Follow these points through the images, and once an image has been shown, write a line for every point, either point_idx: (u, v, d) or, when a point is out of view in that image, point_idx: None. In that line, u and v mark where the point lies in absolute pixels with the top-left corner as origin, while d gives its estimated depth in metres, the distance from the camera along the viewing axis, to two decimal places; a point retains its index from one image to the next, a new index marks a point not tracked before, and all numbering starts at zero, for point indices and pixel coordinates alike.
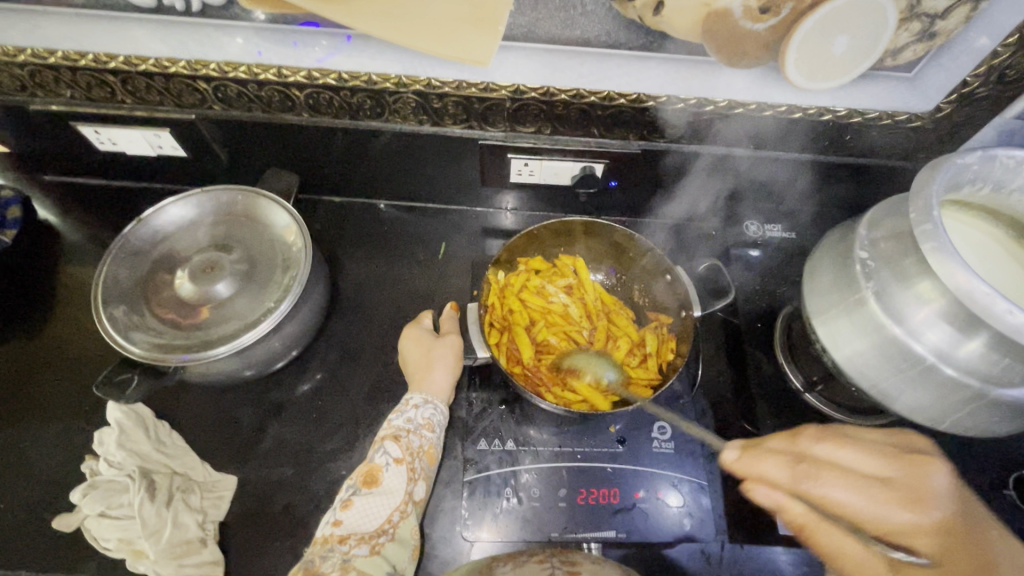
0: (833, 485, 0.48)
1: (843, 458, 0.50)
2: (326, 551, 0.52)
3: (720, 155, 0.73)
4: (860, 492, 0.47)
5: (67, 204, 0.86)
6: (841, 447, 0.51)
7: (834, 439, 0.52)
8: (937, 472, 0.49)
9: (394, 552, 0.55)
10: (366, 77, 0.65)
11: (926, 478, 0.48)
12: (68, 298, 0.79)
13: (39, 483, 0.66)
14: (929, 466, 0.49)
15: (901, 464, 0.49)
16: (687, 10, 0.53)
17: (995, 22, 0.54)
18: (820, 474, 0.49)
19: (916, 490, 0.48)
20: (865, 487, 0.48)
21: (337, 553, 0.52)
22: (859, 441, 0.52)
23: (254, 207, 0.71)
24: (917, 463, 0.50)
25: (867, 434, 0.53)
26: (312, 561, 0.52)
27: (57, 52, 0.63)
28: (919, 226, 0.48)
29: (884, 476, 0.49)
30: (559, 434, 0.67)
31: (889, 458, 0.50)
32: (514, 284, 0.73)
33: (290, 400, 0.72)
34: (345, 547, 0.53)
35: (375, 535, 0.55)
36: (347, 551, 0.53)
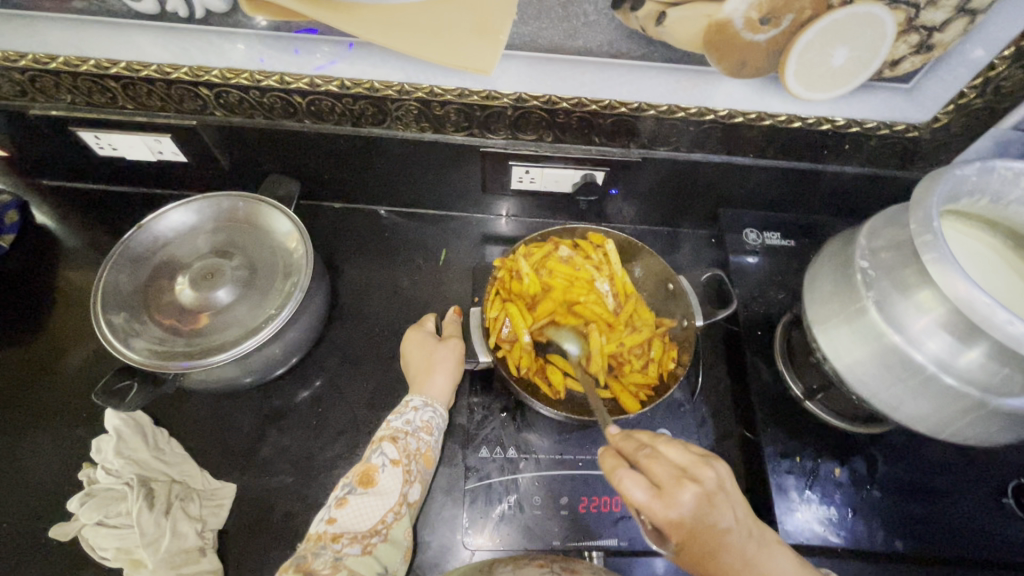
0: (633, 486, 0.45)
1: (648, 464, 0.46)
2: (319, 548, 0.52)
3: (719, 163, 0.73)
4: (652, 495, 0.44)
5: (65, 208, 0.86)
6: (651, 457, 0.47)
7: (649, 450, 0.48)
8: (725, 504, 0.44)
9: (387, 552, 0.55)
10: (368, 85, 0.65)
11: (680, 497, 0.43)
12: (66, 303, 0.79)
13: (35, 490, 0.66)
14: (713, 474, 0.46)
15: (666, 480, 0.45)
16: (687, 21, 0.55)
17: (992, 34, 0.55)
18: (627, 474, 0.45)
19: (696, 518, 0.43)
20: (648, 489, 0.45)
21: (330, 550, 0.52)
22: (650, 452, 0.47)
23: (255, 213, 0.71)
24: (698, 475, 0.45)
25: (669, 446, 0.48)
26: (304, 557, 0.51)
27: (58, 58, 0.63)
28: (919, 236, 0.48)
29: (669, 484, 0.44)
30: (561, 442, 0.67)
31: (679, 471, 0.46)
32: (536, 261, 0.72)
33: (290, 407, 0.71)
34: (338, 545, 0.52)
35: (368, 535, 0.54)
36: (340, 548, 0.52)
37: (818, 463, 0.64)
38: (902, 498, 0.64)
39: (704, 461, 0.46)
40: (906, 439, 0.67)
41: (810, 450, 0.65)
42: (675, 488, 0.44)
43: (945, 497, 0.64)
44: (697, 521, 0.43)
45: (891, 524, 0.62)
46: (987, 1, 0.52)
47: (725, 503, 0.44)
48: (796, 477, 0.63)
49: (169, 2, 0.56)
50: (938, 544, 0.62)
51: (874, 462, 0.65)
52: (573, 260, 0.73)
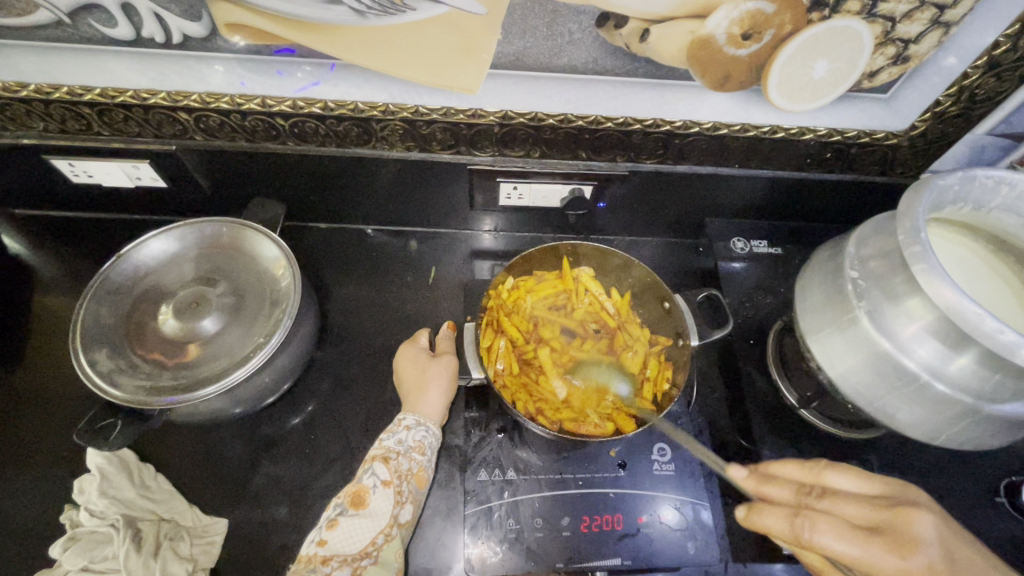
0: (832, 538, 0.44)
1: (835, 505, 0.47)
2: (308, 571, 0.51)
3: (705, 174, 0.74)
4: (858, 542, 0.43)
5: (39, 238, 0.83)
6: (835, 496, 0.48)
7: (825, 492, 0.48)
8: (925, 515, 0.43)
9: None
10: (352, 106, 0.64)
11: (910, 524, 0.43)
12: (41, 337, 0.76)
13: (15, 535, 0.63)
14: (918, 515, 0.43)
15: (885, 517, 0.45)
16: (671, 37, 0.55)
17: (966, 43, 0.56)
18: (821, 525, 0.45)
19: (901, 535, 0.43)
20: (859, 539, 0.43)
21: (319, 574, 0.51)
22: (833, 495, 0.48)
23: (240, 238, 0.69)
24: (906, 509, 0.44)
25: (835, 477, 0.50)
26: None
27: (29, 85, 0.61)
28: (908, 248, 0.49)
29: (867, 529, 0.44)
30: (559, 460, 0.66)
31: (877, 509, 0.45)
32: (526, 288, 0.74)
33: (281, 435, 0.70)
34: (327, 568, 0.51)
35: (358, 558, 0.53)
36: (330, 572, 0.51)
37: None
38: None
39: (886, 509, 0.45)
40: (898, 443, 0.68)
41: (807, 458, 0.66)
42: (867, 530, 0.44)
43: (940, 498, 0.65)
44: (944, 556, 0.41)
45: None
46: (960, 13, 0.53)
47: (934, 521, 0.43)
48: None
49: (146, 29, 0.55)
50: None
51: (869, 467, 0.66)
52: (553, 289, 0.75)
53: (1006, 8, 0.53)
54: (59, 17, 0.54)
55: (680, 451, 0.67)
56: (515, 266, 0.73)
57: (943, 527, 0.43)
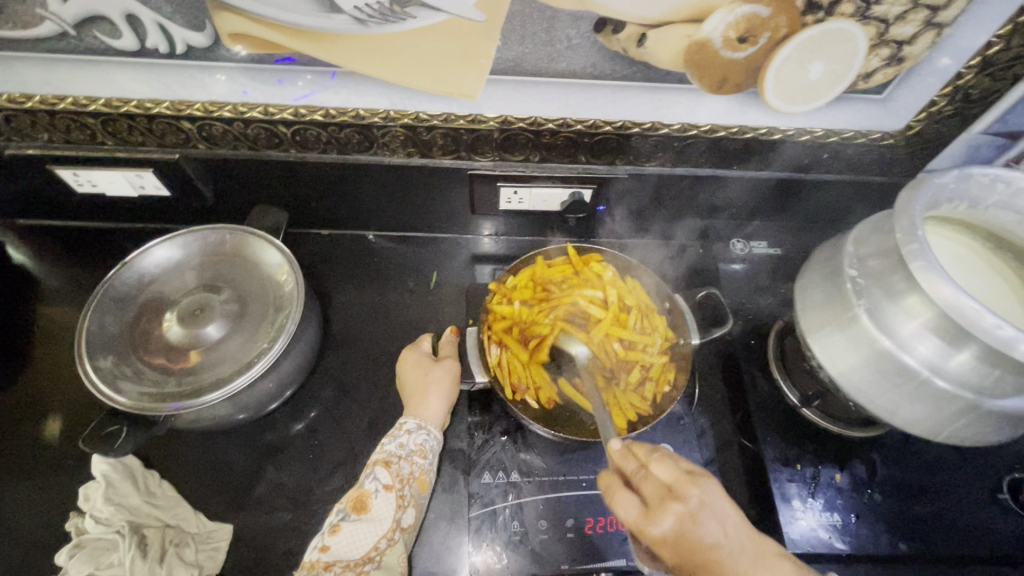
0: (625, 504, 0.47)
1: (639, 484, 0.48)
2: None
3: (704, 177, 0.74)
4: (638, 515, 0.47)
5: (44, 247, 0.84)
6: (643, 481, 0.48)
7: (639, 472, 0.49)
8: (683, 512, 0.45)
9: None
10: (353, 113, 0.64)
11: (661, 515, 0.45)
12: (46, 346, 0.77)
13: (21, 543, 0.63)
14: (674, 507, 0.45)
15: (654, 497, 0.47)
16: (668, 41, 0.56)
17: (959, 44, 0.57)
18: (618, 495, 0.48)
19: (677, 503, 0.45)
20: (638, 511, 0.47)
21: None
22: (642, 473, 0.49)
23: (243, 245, 0.70)
24: (671, 501, 0.46)
25: (656, 464, 0.49)
26: None
27: (34, 97, 0.62)
28: (906, 245, 0.49)
29: (655, 505, 0.46)
30: (563, 462, 0.66)
31: (665, 493, 0.46)
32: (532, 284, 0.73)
33: (285, 440, 0.70)
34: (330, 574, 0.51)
35: (361, 563, 0.53)
36: None
37: (819, 469, 0.65)
38: (903, 500, 0.64)
39: (691, 480, 0.47)
40: (901, 442, 0.68)
41: (810, 457, 0.66)
42: (639, 504, 0.47)
43: (944, 496, 0.65)
44: (676, 538, 0.45)
45: (895, 527, 0.62)
46: (953, 14, 0.54)
47: (688, 514, 0.45)
48: (798, 486, 0.64)
49: (150, 39, 0.56)
50: (941, 545, 0.62)
51: (873, 466, 0.66)
52: (552, 283, 0.74)
53: (998, 8, 0.54)
54: (64, 29, 0.54)
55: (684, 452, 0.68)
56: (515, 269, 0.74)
57: (705, 519, 0.45)
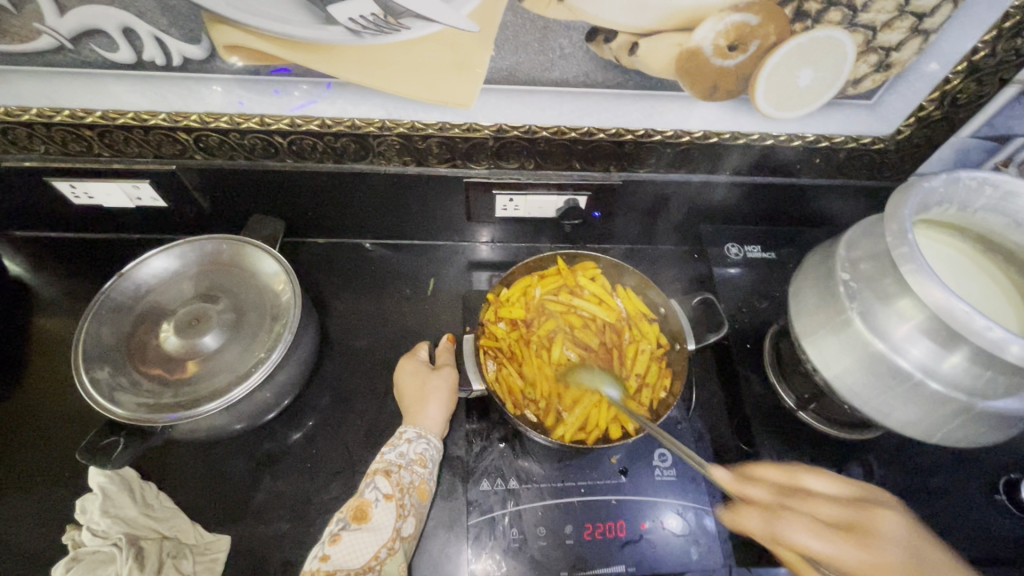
0: (801, 533, 0.47)
1: (801, 504, 0.51)
2: None
3: (698, 183, 0.75)
4: (830, 537, 0.47)
5: (40, 259, 0.84)
6: (816, 496, 0.52)
7: (798, 490, 0.52)
8: (891, 516, 0.50)
9: None
10: (349, 123, 0.65)
11: (881, 529, 0.48)
12: (41, 357, 0.76)
13: (17, 557, 0.63)
14: (883, 512, 0.50)
15: (846, 518, 0.49)
16: (659, 50, 0.57)
17: (946, 49, 0.58)
18: (788, 519, 0.48)
19: (865, 530, 0.48)
20: (840, 536, 0.47)
21: None
22: (794, 492, 0.52)
23: (240, 254, 0.70)
24: (874, 509, 0.50)
25: (812, 480, 0.54)
26: None
27: (31, 110, 0.62)
28: (896, 249, 0.50)
29: (841, 527, 0.48)
30: (561, 468, 0.66)
31: (850, 509, 0.50)
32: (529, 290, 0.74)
33: (283, 450, 0.70)
34: None
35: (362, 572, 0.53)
36: None
37: None
38: (900, 502, 0.65)
39: (865, 511, 0.50)
40: (897, 443, 0.68)
41: (807, 460, 0.66)
42: (840, 521, 0.49)
43: (940, 497, 0.65)
44: (906, 550, 0.47)
45: None
46: (939, 20, 0.55)
47: (898, 520, 0.49)
48: None
49: (147, 52, 0.56)
50: None
51: (869, 468, 0.66)
52: (549, 290, 0.75)
53: (983, 14, 0.55)
54: (61, 43, 0.55)
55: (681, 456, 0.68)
56: (512, 276, 0.74)
57: (906, 526, 0.49)
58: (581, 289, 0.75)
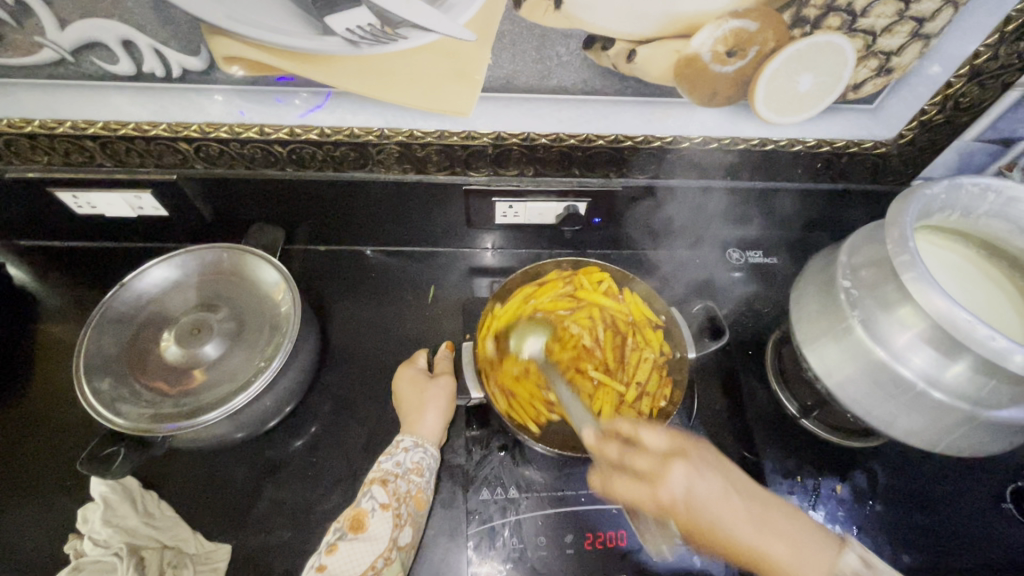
0: (625, 486, 0.50)
1: (633, 461, 0.52)
2: None
3: (698, 188, 0.74)
4: (640, 485, 0.50)
5: (44, 268, 0.84)
6: (641, 450, 0.52)
7: (635, 447, 0.52)
8: (684, 466, 0.50)
9: None
10: (348, 131, 0.65)
11: (668, 476, 0.49)
12: (45, 366, 0.77)
13: (21, 565, 0.64)
14: (677, 466, 0.49)
15: (649, 469, 0.50)
16: (656, 57, 0.56)
17: (947, 52, 0.57)
18: (616, 480, 0.51)
19: (657, 481, 0.49)
20: (639, 484, 0.50)
21: None
22: (630, 449, 0.52)
23: (240, 263, 0.70)
24: (670, 462, 0.50)
25: (648, 434, 0.52)
26: None
27: (33, 121, 0.63)
28: (897, 257, 0.49)
29: (639, 475, 0.51)
30: (562, 477, 0.66)
31: (658, 459, 0.51)
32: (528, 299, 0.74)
33: (284, 458, 0.70)
34: None
35: None
36: None
37: (819, 481, 0.65)
38: (905, 510, 0.64)
39: (665, 462, 0.50)
40: (902, 451, 0.67)
41: (810, 468, 0.66)
42: (641, 479, 0.50)
43: (946, 506, 0.64)
44: (684, 491, 0.49)
45: (897, 539, 0.62)
46: (939, 25, 0.55)
47: (673, 458, 0.50)
48: (799, 497, 0.64)
49: (146, 64, 0.57)
50: (945, 555, 0.62)
51: (874, 475, 0.66)
52: (548, 297, 0.74)
53: (984, 17, 0.54)
54: (62, 56, 0.55)
55: None
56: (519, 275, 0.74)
57: (699, 472, 0.50)
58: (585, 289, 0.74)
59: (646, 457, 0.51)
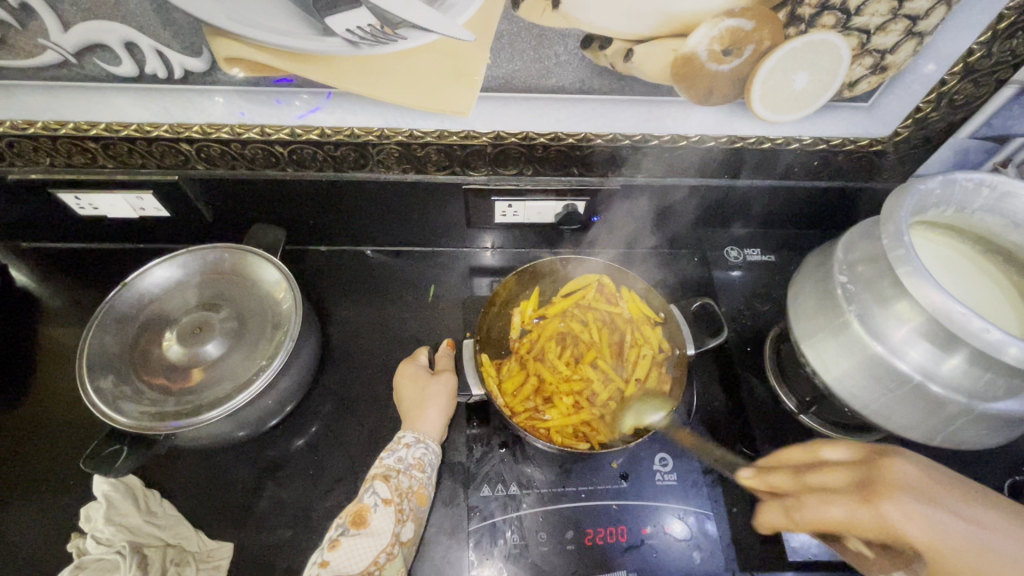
0: (827, 508, 0.50)
1: (820, 474, 0.54)
2: None
3: (696, 186, 0.75)
4: (851, 503, 0.49)
5: (46, 269, 0.85)
6: (823, 467, 0.54)
7: (815, 464, 0.55)
8: (905, 464, 0.49)
9: None
10: (348, 131, 0.66)
11: (892, 475, 0.48)
12: (46, 367, 0.77)
13: (22, 564, 0.64)
14: (897, 463, 0.49)
15: (837, 481, 0.52)
16: (654, 56, 0.57)
17: (941, 49, 0.58)
18: (829, 500, 0.50)
19: (882, 486, 0.48)
20: (848, 502, 0.49)
21: None
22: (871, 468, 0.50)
23: (242, 263, 0.71)
24: (875, 460, 0.51)
25: (831, 452, 0.55)
26: None
27: (37, 123, 0.63)
28: (892, 251, 0.50)
29: (863, 490, 0.49)
30: (562, 474, 0.66)
31: (863, 465, 0.51)
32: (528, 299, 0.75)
33: (286, 457, 0.70)
34: None
35: None
36: None
37: None
38: None
39: (879, 453, 0.51)
40: (900, 445, 0.68)
41: None
42: (834, 487, 0.51)
43: None
44: (921, 492, 0.46)
45: None
46: (933, 23, 0.55)
47: (910, 467, 0.48)
48: None
49: (149, 66, 0.57)
50: None
51: None
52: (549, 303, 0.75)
53: (977, 15, 0.55)
54: (65, 58, 0.56)
55: (682, 460, 0.68)
56: (532, 267, 0.75)
57: (934, 502, 0.45)
58: (585, 290, 0.75)
59: (859, 469, 0.51)
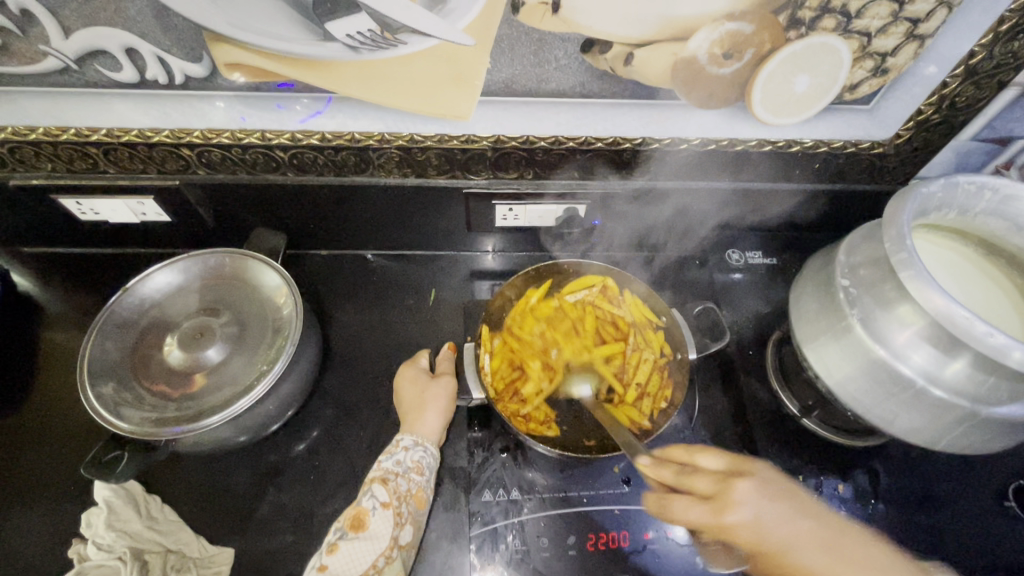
0: (688, 508, 0.48)
1: (694, 483, 0.49)
2: None
3: (697, 189, 0.75)
4: (706, 508, 0.48)
5: (47, 275, 0.85)
6: (694, 472, 0.50)
7: (692, 469, 0.51)
8: (749, 486, 0.47)
9: None
10: (349, 136, 0.66)
11: (737, 495, 0.47)
12: (47, 372, 0.77)
13: (24, 570, 0.64)
14: (742, 483, 0.48)
15: (714, 489, 0.48)
16: (655, 60, 0.57)
17: (943, 52, 0.57)
18: (682, 501, 0.49)
19: (726, 499, 0.47)
20: (704, 507, 0.47)
21: None
22: (692, 469, 0.51)
23: (243, 268, 0.71)
24: (732, 480, 0.48)
25: (705, 456, 0.52)
26: None
27: (37, 129, 0.64)
28: (895, 255, 0.50)
29: (714, 493, 0.48)
30: (564, 479, 0.66)
31: (719, 480, 0.49)
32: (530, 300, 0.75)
33: (286, 462, 0.70)
34: None
35: None
36: None
37: (821, 480, 0.65)
38: (908, 509, 0.64)
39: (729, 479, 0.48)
40: (904, 449, 0.67)
41: (811, 467, 0.66)
42: (701, 500, 0.48)
43: (948, 504, 0.65)
44: (754, 517, 0.46)
45: (900, 537, 0.62)
46: (934, 25, 0.55)
47: (752, 489, 0.47)
48: None
49: (149, 71, 0.57)
50: (949, 553, 0.61)
51: (876, 475, 0.66)
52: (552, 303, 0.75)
53: (979, 18, 0.55)
54: (67, 64, 0.56)
55: None
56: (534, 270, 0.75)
57: (768, 496, 0.48)
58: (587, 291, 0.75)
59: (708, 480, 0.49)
